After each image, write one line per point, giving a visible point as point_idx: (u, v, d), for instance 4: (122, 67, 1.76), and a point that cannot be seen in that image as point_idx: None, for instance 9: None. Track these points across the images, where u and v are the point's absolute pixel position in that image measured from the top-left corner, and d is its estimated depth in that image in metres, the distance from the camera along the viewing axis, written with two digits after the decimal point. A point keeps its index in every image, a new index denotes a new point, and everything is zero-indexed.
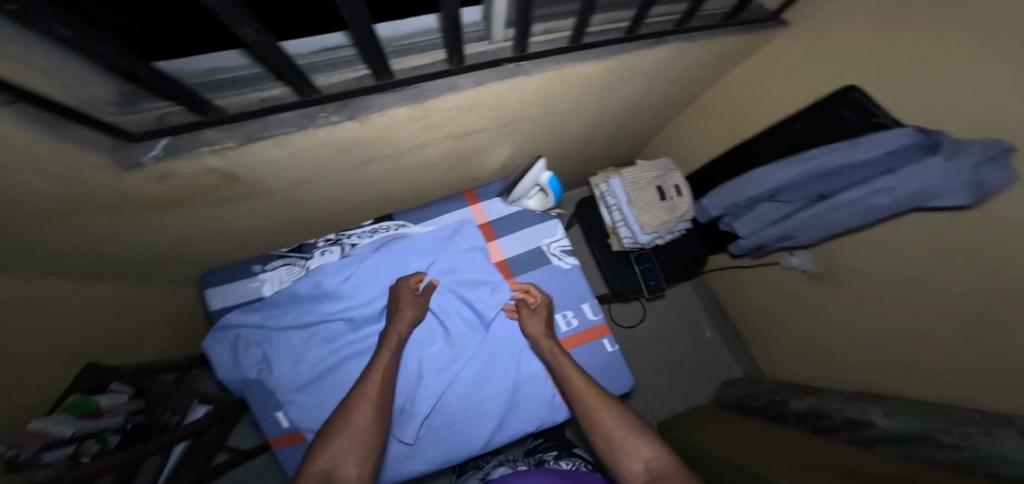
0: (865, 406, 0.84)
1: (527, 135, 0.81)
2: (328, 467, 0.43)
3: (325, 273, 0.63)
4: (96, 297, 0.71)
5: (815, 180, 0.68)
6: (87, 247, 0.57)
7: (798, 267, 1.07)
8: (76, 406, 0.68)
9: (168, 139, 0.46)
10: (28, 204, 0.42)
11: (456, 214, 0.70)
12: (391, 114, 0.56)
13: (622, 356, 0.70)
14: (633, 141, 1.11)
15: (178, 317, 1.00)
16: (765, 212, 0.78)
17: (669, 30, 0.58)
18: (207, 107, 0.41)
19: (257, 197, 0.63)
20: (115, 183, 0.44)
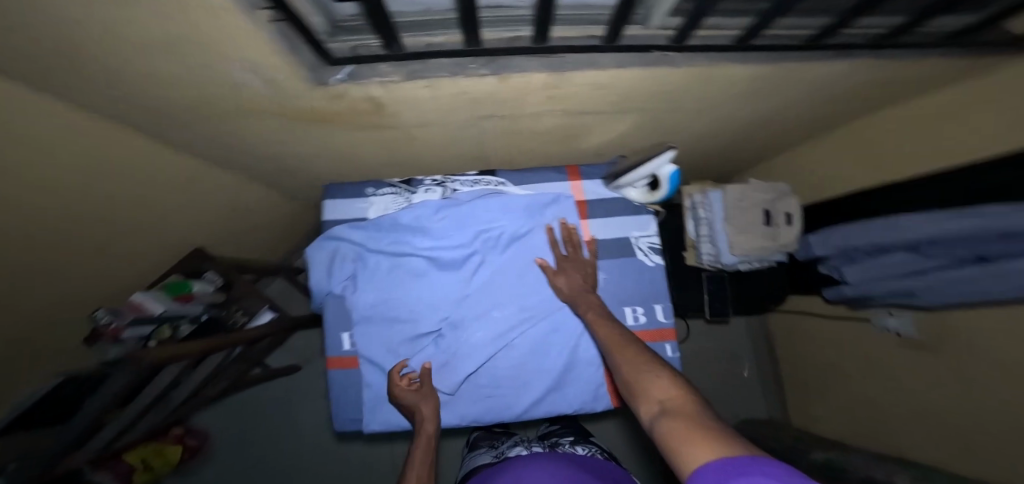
0: (895, 467, 0.79)
1: (640, 127, 0.79)
2: None
3: (427, 209, 0.67)
4: (234, 187, 0.84)
5: (963, 240, 0.60)
6: (246, 144, 0.67)
7: (893, 329, 0.94)
8: (174, 287, 0.81)
9: (352, 67, 0.54)
10: (231, 97, 0.51)
11: (555, 186, 0.72)
12: (530, 77, 0.58)
13: (679, 363, 0.69)
14: (736, 157, 1.04)
15: (281, 224, 1.14)
16: (888, 262, 0.71)
17: (860, 44, 0.51)
18: (393, 43, 0.48)
19: (385, 129, 0.69)
20: (299, 92, 0.52)
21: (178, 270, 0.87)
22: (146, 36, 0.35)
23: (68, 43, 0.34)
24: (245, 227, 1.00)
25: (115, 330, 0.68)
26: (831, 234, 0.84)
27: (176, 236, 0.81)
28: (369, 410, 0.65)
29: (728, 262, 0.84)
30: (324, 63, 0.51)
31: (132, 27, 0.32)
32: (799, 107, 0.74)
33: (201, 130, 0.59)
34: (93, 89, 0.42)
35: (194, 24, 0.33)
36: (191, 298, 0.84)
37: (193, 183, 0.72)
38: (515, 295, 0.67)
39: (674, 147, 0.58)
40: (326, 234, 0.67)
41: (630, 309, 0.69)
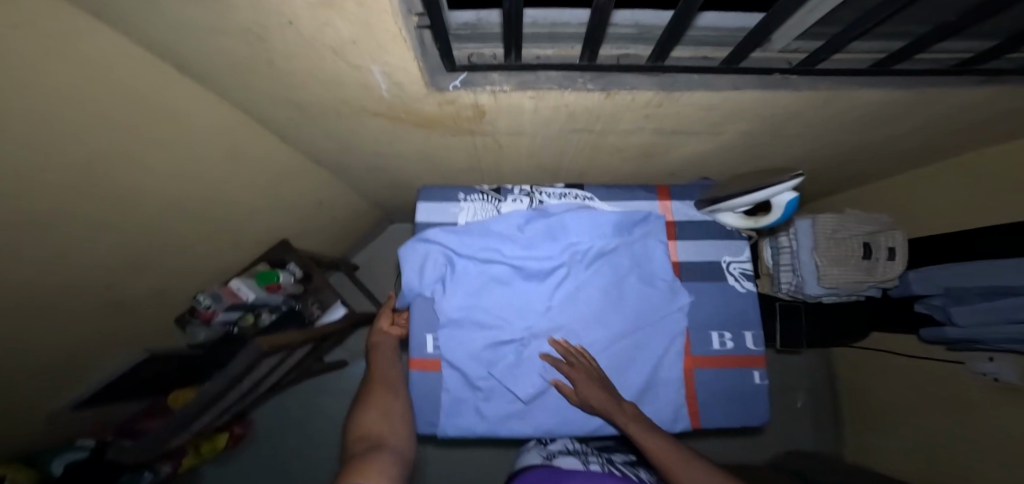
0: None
1: (729, 149, 0.77)
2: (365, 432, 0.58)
3: (519, 217, 0.67)
4: (318, 183, 0.87)
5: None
6: (346, 146, 0.71)
7: (991, 374, 0.89)
8: (263, 277, 0.88)
9: (466, 75, 0.54)
10: (366, 104, 0.54)
11: (643, 204, 0.71)
12: (638, 94, 0.57)
13: (769, 392, 0.66)
14: (814, 184, 1.00)
15: (349, 222, 1.18)
16: (1008, 309, 0.69)
17: (1017, 70, 0.50)
18: (512, 51, 0.50)
19: (478, 136, 0.70)
20: (418, 99, 0.54)
21: (265, 259, 0.92)
22: (316, 37, 0.37)
23: (246, 37, 0.37)
24: (317, 224, 1.03)
25: (213, 313, 0.82)
26: (933, 273, 0.80)
27: (263, 227, 0.85)
28: (446, 412, 0.66)
29: (815, 293, 0.78)
30: (443, 69, 0.52)
31: (312, 27, 0.35)
32: (902, 133, 0.71)
33: (313, 128, 0.62)
34: (238, 79, 0.46)
35: (364, 24, 0.35)
36: (277, 288, 0.92)
37: (286, 177, 0.76)
38: (598, 310, 0.67)
39: (803, 174, 0.53)
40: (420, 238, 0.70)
41: (717, 334, 0.67)
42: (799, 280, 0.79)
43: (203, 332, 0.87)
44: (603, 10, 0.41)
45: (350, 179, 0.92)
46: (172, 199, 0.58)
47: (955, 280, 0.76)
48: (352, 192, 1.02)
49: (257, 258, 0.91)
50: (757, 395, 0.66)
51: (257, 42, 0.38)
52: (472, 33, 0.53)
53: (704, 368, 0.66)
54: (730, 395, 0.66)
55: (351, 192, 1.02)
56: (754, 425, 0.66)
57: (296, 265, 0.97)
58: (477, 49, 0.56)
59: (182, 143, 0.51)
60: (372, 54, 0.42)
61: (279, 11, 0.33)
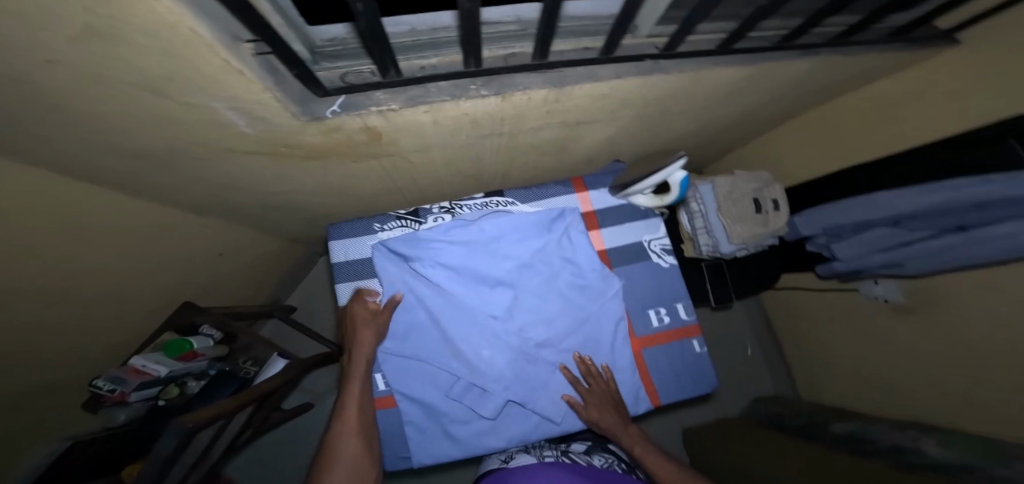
0: (918, 434, 0.95)
1: (631, 130, 0.80)
2: None
3: (441, 234, 0.66)
4: (211, 230, 0.77)
5: (943, 213, 0.73)
6: (230, 187, 0.63)
7: (882, 297, 1.09)
8: (173, 346, 0.77)
9: (345, 98, 0.50)
10: (237, 141, 0.48)
11: (562, 199, 0.73)
12: (532, 93, 0.56)
13: (709, 358, 0.70)
14: (716, 147, 1.08)
15: (266, 264, 1.07)
16: (874, 238, 0.85)
17: (825, 42, 0.58)
18: (389, 68, 0.46)
19: (383, 157, 0.65)
20: (298, 130, 0.48)
21: (170, 327, 0.80)
22: (115, 74, 0.31)
23: (16, 80, 0.30)
24: (230, 272, 0.94)
25: (121, 395, 0.71)
26: (816, 216, 0.96)
27: (154, 291, 0.74)
28: (416, 445, 0.64)
29: (727, 250, 0.86)
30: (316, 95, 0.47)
31: (103, 64, 0.30)
32: (774, 97, 0.79)
33: (180, 175, 0.54)
34: (50, 134, 0.38)
35: (183, 56, 0.31)
36: (196, 354, 0.80)
37: (171, 232, 0.67)
38: (544, 312, 0.67)
39: (685, 154, 0.60)
40: (345, 279, 0.67)
41: (653, 312, 0.71)
42: (713, 241, 0.86)
43: (122, 410, 0.76)
44: (468, 17, 0.39)
45: (253, 219, 0.83)
46: (13, 290, 0.47)
47: (829, 219, 0.93)
48: (260, 233, 0.93)
49: (158, 329, 0.79)
50: (702, 361, 0.71)
51: (22, 85, 0.30)
52: (345, 48, 0.49)
53: (651, 346, 0.70)
54: (678, 367, 0.70)
55: (259, 234, 0.93)
56: (704, 391, 0.70)
57: (213, 326, 0.86)
58: (353, 67, 0.51)
59: (9, 229, 0.42)
60: (199, 86, 0.36)
61: (45, 44, 0.26)
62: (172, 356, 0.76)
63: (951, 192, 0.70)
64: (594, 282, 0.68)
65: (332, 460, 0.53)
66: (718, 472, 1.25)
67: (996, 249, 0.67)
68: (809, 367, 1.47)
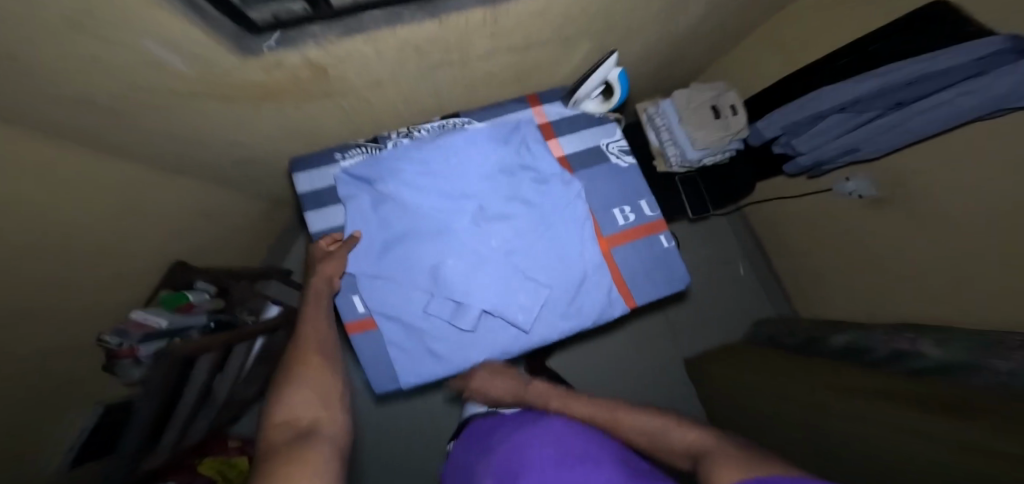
0: (913, 336, 0.95)
1: (581, 47, 0.80)
2: (295, 415, 0.56)
3: (400, 156, 0.70)
4: (184, 190, 0.81)
5: (888, 91, 0.83)
6: (191, 141, 0.67)
7: (855, 192, 1.16)
8: (172, 300, 0.87)
9: (280, 33, 0.50)
10: (176, 83, 0.50)
11: (517, 114, 0.76)
12: (468, 15, 0.57)
13: (677, 250, 0.72)
14: (676, 58, 1.05)
15: (246, 227, 1.13)
16: (830, 127, 0.95)
17: None
18: (319, 2, 0.46)
19: (337, 96, 0.68)
20: (235, 66, 0.51)
21: (167, 285, 0.89)
22: (72, 40, 0.35)
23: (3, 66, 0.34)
24: (208, 238, 0.99)
25: (130, 348, 0.78)
26: (776, 117, 1.03)
27: (143, 248, 0.80)
28: (402, 362, 0.68)
29: (694, 157, 0.91)
30: (248, 32, 0.47)
31: (62, 31, 0.33)
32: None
33: (141, 132, 0.58)
34: (31, 108, 0.42)
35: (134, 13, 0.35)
36: (192, 306, 0.91)
37: (150, 192, 0.73)
38: (508, 222, 0.70)
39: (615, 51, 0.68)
40: (314, 206, 0.72)
41: (618, 211, 0.73)
42: (680, 149, 0.91)
43: (137, 367, 0.81)
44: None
45: (227, 176, 0.87)
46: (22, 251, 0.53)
47: (789, 119, 1.01)
48: (234, 194, 0.97)
49: (154, 288, 0.88)
50: (671, 255, 0.73)
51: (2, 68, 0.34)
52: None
53: (619, 245, 0.71)
54: (648, 261, 0.71)
55: (234, 194, 0.97)
56: (677, 283, 0.71)
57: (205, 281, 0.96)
58: (284, 6, 0.47)
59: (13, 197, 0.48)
60: (126, 29, 0.37)
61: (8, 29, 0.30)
62: (171, 307, 0.86)
63: (893, 73, 0.81)
64: (553, 186, 0.71)
65: (295, 382, 0.59)
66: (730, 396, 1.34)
67: (938, 121, 0.78)
68: (803, 284, 1.52)
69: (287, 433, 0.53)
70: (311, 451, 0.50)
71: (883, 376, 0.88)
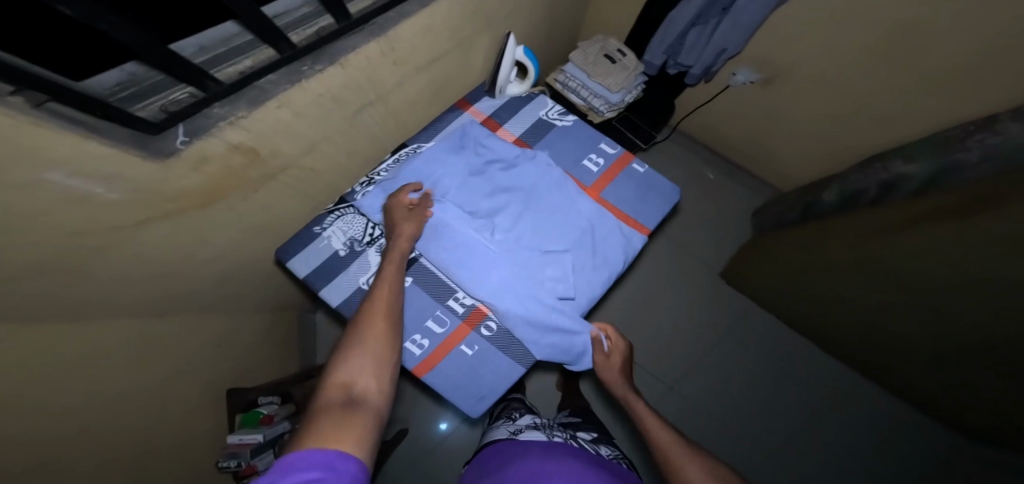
0: (881, 165, 1.09)
1: (479, 50, 0.87)
2: (348, 380, 0.47)
3: (373, 203, 0.68)
4: (201, 328, 0.78)
5: (712, 2, 0.94)
6: (156, 281, 0.63)
7: (747, 81, 1.30)
8: (248, 419, 0.81)
9: (183, 125, 0.49)
10: (115, 217, 0.47)
11: (456, 123, 0.77)
12: (364, 51, 0.61)
13: (654, 170, 0.72)
14: (556, 32, 1.17)
15: (275, 340, 1.05)
16: (695, 39, 1.03)
17: None
18: (204, 81, 0.46)
19: (280, 176, 0.68)
20: (164, 176, 0.48)
21: (235, 409, 0.84)
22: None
23: None
24: (249, 362, 0.93)
25: (247, 466, 0.75)
26: (655, 46, 1.08)
27: (184, 410, 0.74)
28: (480, 377, 0.67)
29: (617, 100, 1.00)
30: (150, 134, 0.45)
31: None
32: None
33: (101, 289, 0.54)
34: None
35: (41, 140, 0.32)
36: (272, 417, 0.84)
37: (156, 346, 0.67)
38: (507, 206, 0.70)
39: (512, 35, 0.67)
40: (323, 285, 0.65)
41: (587, 161, 0.73)
42: (603, 98, 0.98)
43: None
44: (259, 18, 0.44)
45: (226, 303, 0.84)
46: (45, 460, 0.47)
47: (665, 42, 1.06)
48: (246, 317, 0.93)
49: (228, 416, 0.84)
50: (650, 178, 0.73)
51: None
52: (141, 85, 0.44)
53: (605, 188, 0.72)
54: (638, 189, 0.72)
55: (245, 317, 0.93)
56: (669, 197, 0.71)
57: (268, 393, 0.88)
58: (166, 98, 0.46)
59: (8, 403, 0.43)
60: (37, 164, 0.34)
61: None
62: (253, 423, 0.80)
63: None
64: (525, 162, 0.71)
65: (355, 343, 0.51)
66: (769, 295, 1.34)
67: (760, 8, 0.90)
68: (758, 170, 1.56)
69: (338, 392, 0.45)
70: (358, 425, 0.41)
71: (904, 205, 0.93)
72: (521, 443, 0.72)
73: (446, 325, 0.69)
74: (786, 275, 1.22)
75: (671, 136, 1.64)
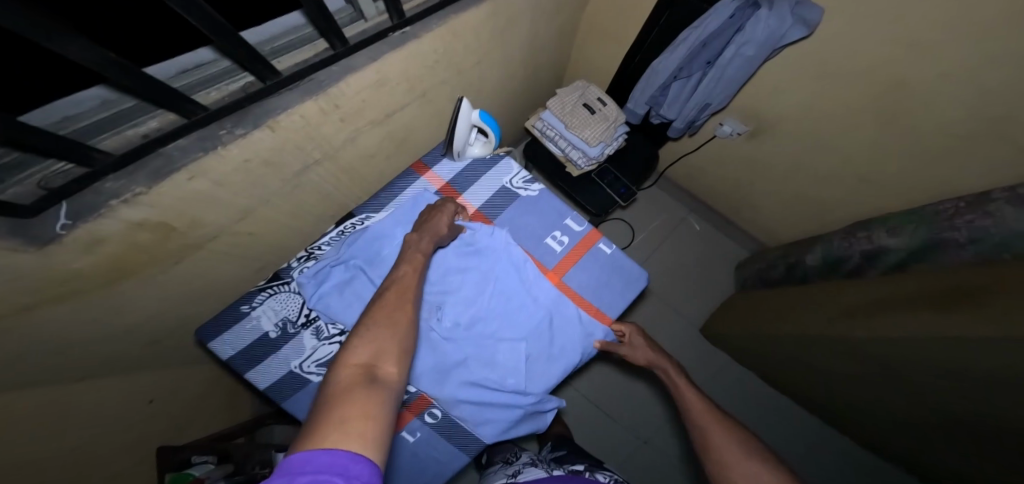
0: (868, 233, 1.03)
1: (443, 100, 0.82)
2: (365, 362, 0.39)
3: (309, 282, 0.63)
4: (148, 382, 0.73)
5: (695, 56, 0.89)
6: (76, 359, 0.56)
7: (733, 133, 1.22)
8: (176, 480, 0.70)
9: (66, 204, 0.41)
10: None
11: (412, 188, 0.71)
12: (299, 111, 0.53)
13: (622, 252, 0.68)
14: (538, 71, 1.10)
15: (219, 392, 0.99)
16: (677, 92, 0.99)
17: None
18: (83, 155, 0.37)
19: (205, 244, 0.61)
20: (41, 265, 0.40)
21: (167, 467, 0.73)
22: None
23: None
24: (188, 413, 0.87)
25: None
26: (637, 95, 1.05)
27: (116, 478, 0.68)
28: (419, 464, 0.63)
29: (595, 153, 0.96)
30: (26, 217, 0.38)
31: None
32: (540, 11, 0.85)
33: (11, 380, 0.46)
34: None
35: None
36: (202, 479, 0.73)
37: (99, 410, 0.62)
38: (461, 286, 0.64)
39: (463, 98, 0.59)
40: (250, 368, 0.61)
41: (550, 239, 0.69)
42: (580, 150, 0.95)
43: None
44: (146, 83, 0.35)
45: (164, 360, 0.78)
46: None
47: (647, 92, 1.02)
48: (188, 367, 0.88)
49: (158, 474, 0.73)
50: (618, 259, 0.69)
51: None
52: (1, 159, 0.36)
53: (568, 271, 0.67)
54: (602, 274, 0.68)
55: (187, 368, 0.88)
56: (635, 282, 0.68)
57: (202, 452, 0.79)
58: (47, 170, 0.39)
59: None
60: None
61: None
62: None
63: (686, 42, 0.88)
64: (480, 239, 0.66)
65: (369, 325, 0.43)
66: (741, 351, 1.29)
67: (744, 64, 0.85)
68: (741, 220, 1.49)
69: (353, 376, 0.37)
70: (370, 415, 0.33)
71: (883, 286, 0.87)
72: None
73: None
74: (764, 341, 1.15)
75: (659, 182, 1.58)
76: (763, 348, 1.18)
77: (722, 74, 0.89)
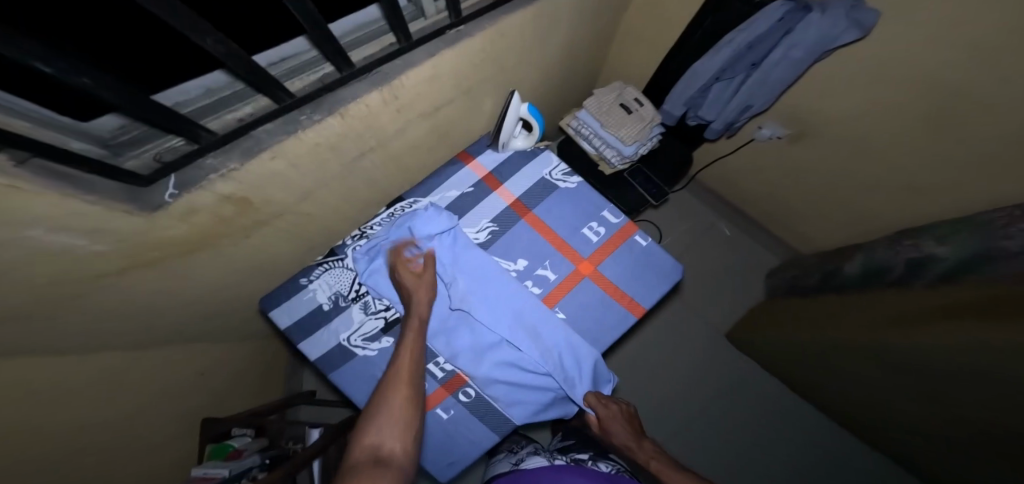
0: (912, 241, 1.00)
1: (485, 96, 0.86)
2: (375, 446, 0.49)
3: (361, 259, 0.68)
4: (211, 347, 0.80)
5: (740, 58, 0.91)
6: (149, 316, 0.62)
7: (772, 136, 1.23)
8: (216, 453, 0.76)
9: (174, 176, 0.46)
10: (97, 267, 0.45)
11: (457, 177, 0.75)
12: (366, 101, 0.59)
13: (657, 245, 0.70)
14: (573, 73, 1.14)
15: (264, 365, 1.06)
16: (718, 94, 1.00)
17: None
18: (197, 133, 0.43)
19: (273, 221, 0.67)
20: (149, 228, 0.46)
21: (207, 438, 0.79)
22: None
23: None
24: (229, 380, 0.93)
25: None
26: (675, 96, 1.05)
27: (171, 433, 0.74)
28: (450, 443, 0.64)
29: (630, 152, 0.98)
30: (141, 186, 0.43)
31: None
32: (579, 14, 0.89)
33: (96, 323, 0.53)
34: None
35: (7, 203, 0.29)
36: (240, 452, 0.76)
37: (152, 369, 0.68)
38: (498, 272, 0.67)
39: (515, 91, 0.63)
40: (304, 336, 0.65)
41: (587, 229, 0.71)
42: (614, 149, 0.98)
43: None
44: (251, 70, 0.40)
45: (219, 328, 0.85)
46: None
47: (685, 95, 1.03)
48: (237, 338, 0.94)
49: (198, 445, 0.79)
50: (653, 252, 0.71)
51: None
52: (133, 134, 0.41)
53: (603, 261, 0.70)
54: (636, 266, 0.70)
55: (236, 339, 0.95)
56: (670, 275, 0.69)
57: (242, 426, 0.85)
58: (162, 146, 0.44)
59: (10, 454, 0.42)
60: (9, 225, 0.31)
61: None
62: (219, 458, 0.74)
63: (731, 45, 0.89)
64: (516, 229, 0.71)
65: (378, 409, 0.52)
66: (769, 358, 1.26)
67: (791, 67, 0.86)
68: (773, 226, 1.46)
69: (365, 457, 0.47)
70: None
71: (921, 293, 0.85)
72: (528, 473, 0.68)
73: (425, 386, 0.65)
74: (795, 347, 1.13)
75: (688, 186, 1.58)
76: (794, 356, 1.15)
77: (768, 76, 0.90)
